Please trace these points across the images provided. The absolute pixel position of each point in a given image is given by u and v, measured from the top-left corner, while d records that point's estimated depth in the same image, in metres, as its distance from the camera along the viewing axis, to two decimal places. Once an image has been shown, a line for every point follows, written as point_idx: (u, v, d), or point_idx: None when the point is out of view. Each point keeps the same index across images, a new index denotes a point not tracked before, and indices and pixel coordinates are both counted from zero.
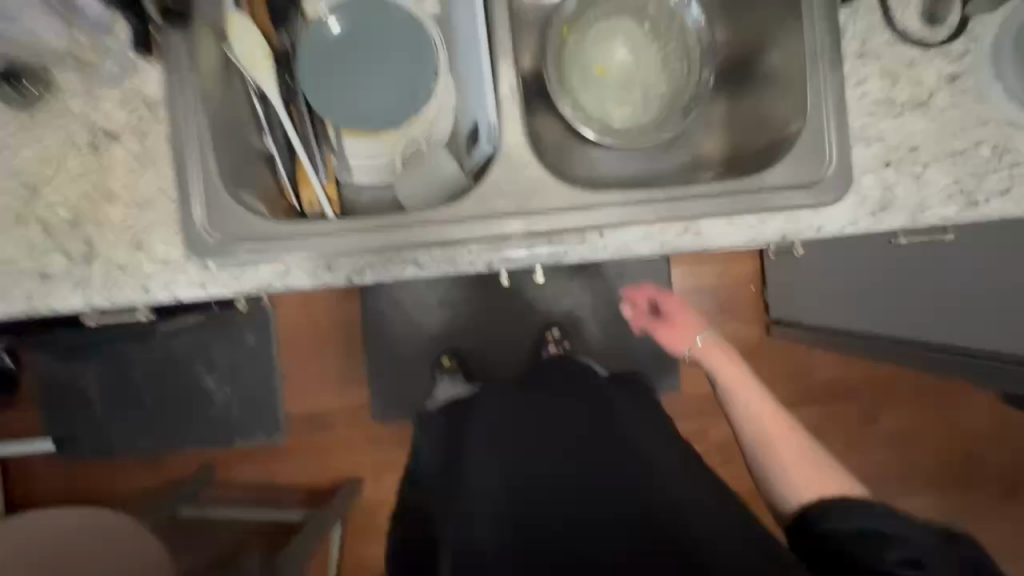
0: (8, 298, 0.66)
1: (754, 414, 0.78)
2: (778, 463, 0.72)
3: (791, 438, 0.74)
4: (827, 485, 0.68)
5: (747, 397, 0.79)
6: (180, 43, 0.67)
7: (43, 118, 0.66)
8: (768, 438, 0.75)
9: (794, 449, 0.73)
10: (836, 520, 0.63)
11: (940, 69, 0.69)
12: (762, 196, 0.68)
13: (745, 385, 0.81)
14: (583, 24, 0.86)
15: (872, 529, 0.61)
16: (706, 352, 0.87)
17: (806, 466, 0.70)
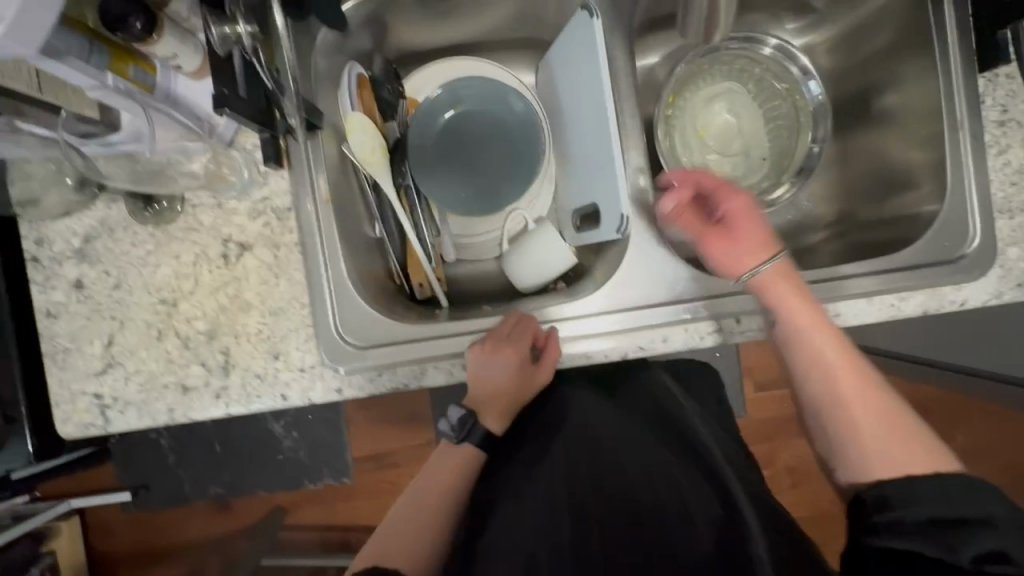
0: (151, 411, 0.67)
1: (819, 360, 0.61)
2: (854, 427, 0.59)
3: (878, 400, 0.60)
4: (916, 462, 0.56)
5: (811, 328, 0.61)
6: (307, 150, 0.66)
7: (179, 235, 0.66)
8: (838, 397, 0.60)
9: (874, 408, 0.59)
10: (898, 505, 0.53)
11: None
12: (902, 274, 0.66)
13: (821, 334, 0.62)
14: (684, 87, 0.83)
15: (948, 519, 0.51)
16: (772, 279, 0.63)
17: (891, 434, 0.58)
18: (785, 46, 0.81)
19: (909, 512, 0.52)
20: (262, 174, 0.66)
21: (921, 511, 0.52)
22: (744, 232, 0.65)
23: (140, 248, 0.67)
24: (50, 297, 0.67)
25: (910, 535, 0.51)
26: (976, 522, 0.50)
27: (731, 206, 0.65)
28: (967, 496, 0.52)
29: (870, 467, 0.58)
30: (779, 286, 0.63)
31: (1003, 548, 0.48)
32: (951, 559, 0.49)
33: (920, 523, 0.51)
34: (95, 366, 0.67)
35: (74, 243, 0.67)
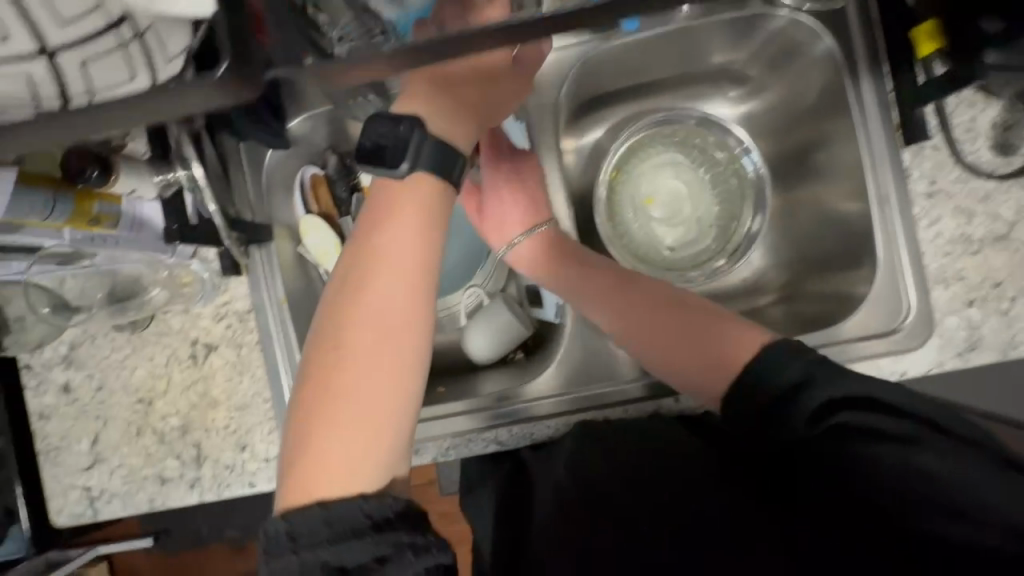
0: (133, 501, 0.73)
1: (603, 298, 0.69)
2: (665, 352, 0.65)
3: (685, 319, 0.65)
4: (747, 345, 0.60)
5: (589, 280, 0.70)
6: (260, 257, 0.72)
7: (151, 339, 0.72)
8: (642, 338, 0.66)
9: (688, 325, 0.65)
10: (767, 398, 0.56)
11: (1019, 199, 0.66)
12: (842, 347, 0.68)
13: (574, 268, 0.72)
14: (630, 163, 0.86)
15: (800, 387, 0.55)
16: (525, 247, 0.74)
17: (671, 334, 0.65)
18: (709, 115, 0.82)
19: (775, 394, 0.55)
20: (223, 280, 0.72)
21: (780, 394, 0.55)
22: (512, 194, 0.74)
23: (118, 353, 0.73)
24: (42, 400, 0.73)
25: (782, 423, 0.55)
26: (807, 386, 0.54)
27: (492, 182, 0.74)
28: (790, 360, 0.56)
29: (716, 377, 0.61)
30: (534, 251, 0.74)
31: (869, 396, 0.53)
32: (830, 428, 0.52)
33: (781, 403, 0.55)
34: (83, 462, 0.73)
35: (61, 350, 0.73)
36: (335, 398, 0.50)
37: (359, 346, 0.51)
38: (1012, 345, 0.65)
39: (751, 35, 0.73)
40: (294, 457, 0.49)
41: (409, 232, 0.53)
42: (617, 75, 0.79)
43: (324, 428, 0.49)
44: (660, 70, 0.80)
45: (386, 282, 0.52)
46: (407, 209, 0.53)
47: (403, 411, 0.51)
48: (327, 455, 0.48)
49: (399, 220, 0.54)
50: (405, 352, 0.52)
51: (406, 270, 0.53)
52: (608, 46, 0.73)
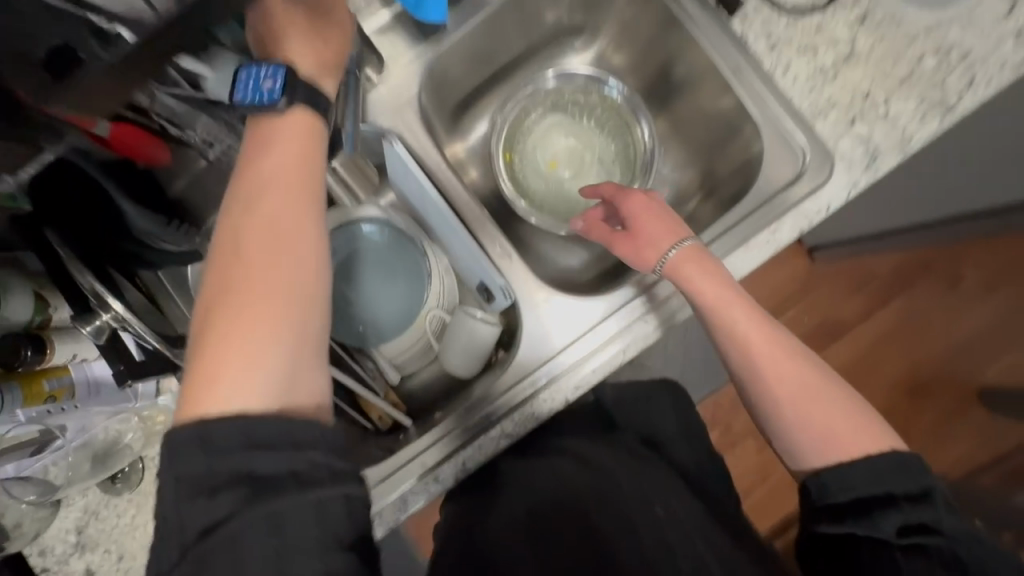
0: None
1: (737, 337, 0.63)
2: (789, 413, 0.61)
3: (821, 387, 0.61)
4: (857, 441, 0.59)
5: (710, 299, 0.64)
6: None
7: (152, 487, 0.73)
8: (757, 374, 0.63)
9: (817, 393, 0.61)
10: (839, 493, 0.57)
11: (847, 18, 0.71)
12: (765, 210, 0.71)
13: (741, 311, 0.63)
14: (519, 140, 0.89)
15: (881, 500, 0.55)
16: (679, 262, 0.65)
17: (812, 405, 0.61)
18: (563, 70, 0.87)
19: (844, 494, 0.57)
20: None
21: (858, 487, 0.56)
22: (653, 214, 0.69)
23: (126, 515, 0.73)
24: None
25: (842, 520, 0.56)
26: (889, 499, 0.55)
27: (628, 208, 0.71)
28: (901, 471, 0.56)
29: (799, 440, 0.61)
30: (687, 270, 0.65)
31: (921, 520, 0.54)
32: (879, 534, 0.54)
33: (854, 503, 0.56)
34: None
35: (71, 538, 0.73)
36: (226, 312, 0.44)
37: (247, 258, 0.46)
38: (904, 140, 0.69)
39: None
40: (190, 382, 0.43)
41: (290, 151, 0.49)
42: (471, 72, 0.84)
43: (223, 346, 0.43)
44: (506, 51, 0.85)
45: (262, 198, 0.47)
46: (293, 129, 0.50)
47: (310, 327, 0.46)
48: (228, 373, 0.43)
49: (264, 141, 0.50)
50: (310, 267, 0.47)
51: (284, 183, 0.48)
52: (444, 49, 0.77)
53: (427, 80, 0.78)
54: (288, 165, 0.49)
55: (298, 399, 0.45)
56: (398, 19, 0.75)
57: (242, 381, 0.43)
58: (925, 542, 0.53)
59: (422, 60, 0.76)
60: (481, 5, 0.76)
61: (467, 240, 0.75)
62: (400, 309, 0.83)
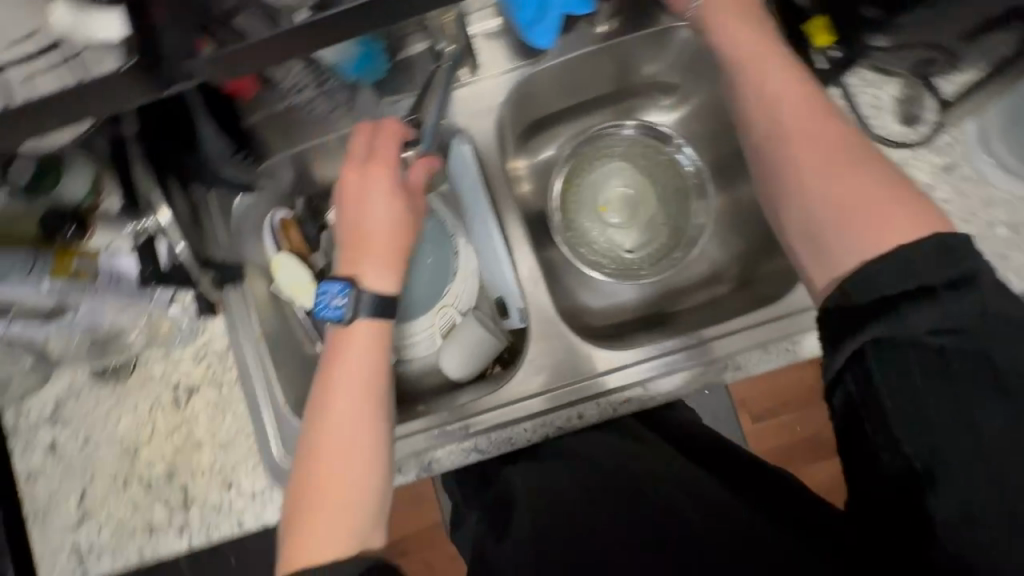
0: (123, 554, 0.73)
1: (778, 110, 0.63)
2: (813, 186, 0.59)
3: (864, 181, 0.57)
4: (895, 229, 0.54)
5: (736, 33, 0.68)
6: (240, 299, 0.76)
7: (134, 386, 0.75)
8: (800, 177, 0.61)
9: (859, 180, 0.57)
10: (864, 295, 0.51)
11: (932, 162, 0.71)
12: (789, 321, 0.72)
13: (773, 67, 0.66)
14: (581, 176, 0.91)
15: (915, 289, 0.49)
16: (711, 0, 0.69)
17: (850, 179, 0.58)
18: (645, 124, 0.89)
19: (872, 289, 0.51)
20: (200, 323, 0.75)
21: (883, 288, 0.50)
22: None
23: (103, 404, 0.75)
24: (29, 462, 0.75)
25: (870, 315, 0.50)
26: (920, 290, 0.49)
27: None
28: (939, 260, 0.50)
29: (835, 233, 0.57)
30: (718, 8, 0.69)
31: (946, 316, 0.48)
32: (910, 333, 0.48)
33: (878, 301, 0.50)
34: (71, 519, 0.74)
35: (47, 409, 0.75)
36: (310, 476, 0.54)
37: (324, 422, 0.56)
38: None
39: (668, 49, 0.81)
40: (289, 534, 0.53)
41: (356, 373, 0.57)
42: (556, 97, 0.85)
43: (313, 502, 0.53)
44: (596, 88, 0.86)
45: (337, 412, 0.56)
46: (361, 339, 0.59)
47: (371, 467, 0.55)
48: (317, 525, 0.53)
49: (339, 367, 0.58)
50: (371, 457, 0.55)
51: (359, 395, 0.56)
52: (541, 68, 0.79)
53: (515, 93, 0.80)
54: (354, 378, 0.57)
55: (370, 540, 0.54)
56: (506, 29, 0.77)
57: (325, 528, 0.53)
58: (955, 345, 0.47)
59: (517, 73, 0.78)
60: (587, 40, 0.77)
61: (501, 250, 0.78)
62: (417, 301, 0.85)
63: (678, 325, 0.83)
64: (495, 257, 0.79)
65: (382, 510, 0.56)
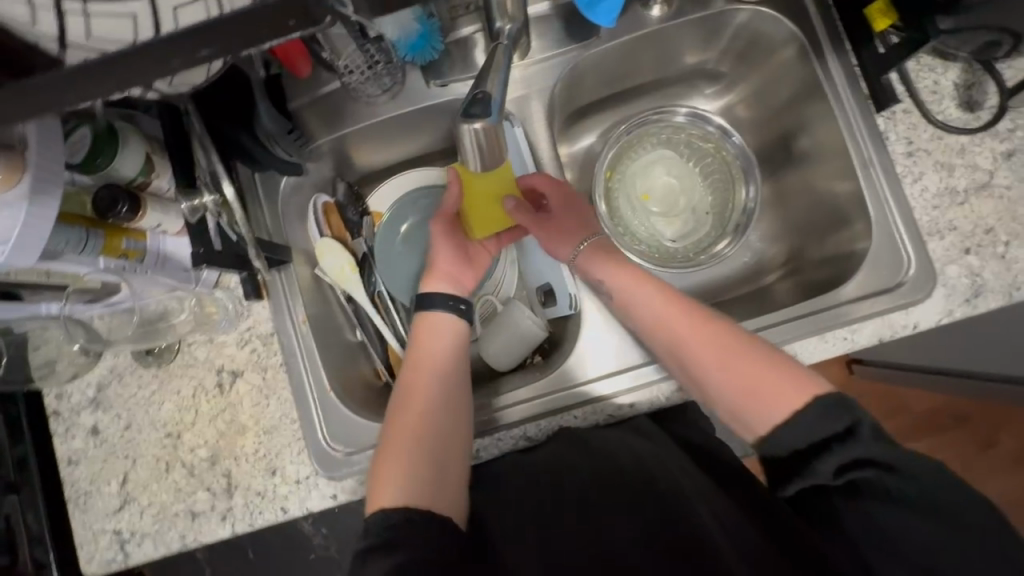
0: (165, 540, 0.72)
1: (653, 321, 0.67)
2: (730, 409, 0.61)
3: (754, 358, 0.61)
4: (789, 399, 0.57)
5: (610, 275, 0.71)
6: (281, 284, 0.75)
7: (178, 370, 0.74)
8: (699, 361, 0.63)
9: (731, 348, 0.62)
10: (787, 444, 0.55)
11: (993, 149, 0.70)
12: (846, 309, 0.70)
13: (642, 283, 0.69)
14: (623, 162, 0.90)
15: (816, 445, 0.54)
16: (590, 257, 0.74)
17: (738, 360, 0.61)
18: (696, 111, 0.88)
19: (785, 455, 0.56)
20: (245, 306, 0.74)
21: (809, 441, 0.54)
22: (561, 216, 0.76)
23: (146, 388, 0.74)
24: (70, 446, 0.74)
25: (794, 479, 0.55)
26: (817, 447, 0.54)
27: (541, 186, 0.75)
28: (824, 420, 0.54)
29: (747, 419, 0.59)
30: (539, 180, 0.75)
31: (856, 456, 0.52)
32: (817, 477, 0.53)
33: (795, 455, 0.55)
34: (113, 504, 0.73)
35: (88, 393, 0.74)
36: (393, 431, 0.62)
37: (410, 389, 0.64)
38: (1014, 285, 0.67)
39: (719, 35, 0.80)
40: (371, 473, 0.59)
41: (441, 353, 0.67)
42: (602, 84, 0.84)
43: (389, 451, 0.60)
44: (641, 75, 0.85)
45: (424, 381, 0.65)
46: (445, 326, 0.69)
47: (451, 443, 0.62)
48: (391, 472, 0.58)
49: (424, 344, 0.68)
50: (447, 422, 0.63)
51: (443, 371, 0.66)
52: (590, 53, 0.78)
53: (565, 79, 0.79)
54: (438, 354, 0.67)
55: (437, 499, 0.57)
56: (556, 10, 0.76)
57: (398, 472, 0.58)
58: (875, 478, 0.51)
59: (566, 57, 0.77)
60: (639, 24, 0.76)
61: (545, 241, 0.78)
62: None
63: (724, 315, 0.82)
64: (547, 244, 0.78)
65: (457, 473, 0.61)
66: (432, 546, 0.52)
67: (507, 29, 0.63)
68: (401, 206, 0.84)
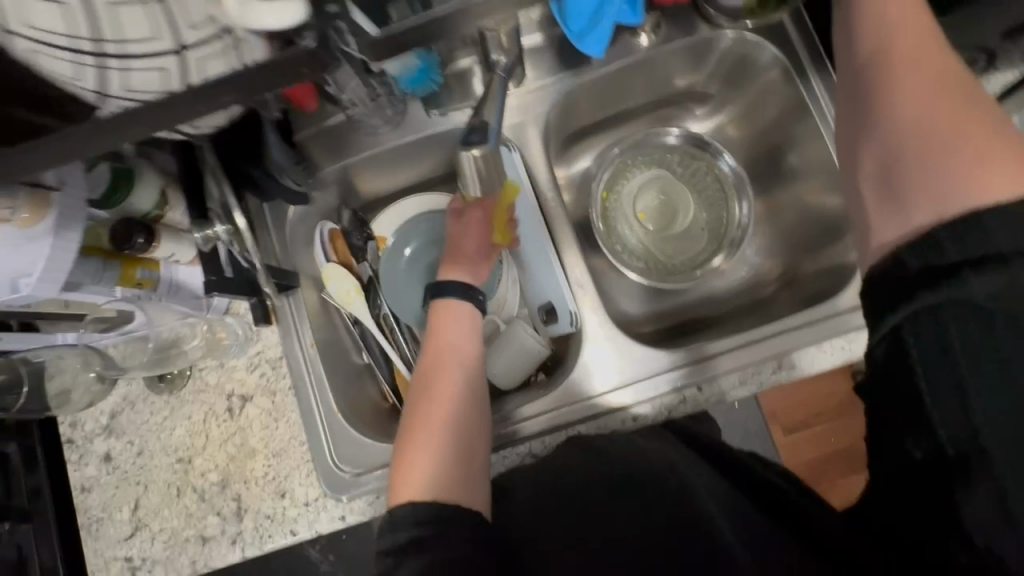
0: (176, 567, 0.72)
1: (885, 39, 0.54)
2: (897, 166, 0.51)
3: (988, 131, 0.47)
4: (998, 179, 0.45)
5: (884, 1, 0.55)
6: (290, 310, 0.77)
7: (189, 395, 0.75)
8: (895, 99, 0.51)
9: (956, 100, 0.49)
10: (952, 253, 0.43)
11: None
12: (839, 320, 0.72)
13: (901, 10, 0.54)
14: (619, 184, 0.92)
15: (979, 257, 0.42)
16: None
17: (958, 116, 0.48)
18: (687, 131, 0.89)
19: (943, 257, 0.44)
20: (254, 331, 0.77)
21: (946, 256, 0.44)
22: None
23: (158, 414, 0.75)
24: (84, 472, 0.75)
25: (934, 284, 0.44)
26: (978, 259, 0.42)
27: None
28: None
29: (914, 181, 0.49)
30: None
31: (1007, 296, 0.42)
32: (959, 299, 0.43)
33: (945, 267, 0.44)
34: (124, 531, 0.74)
35: (102, 420, 0.76)
36: (417, 426, 0.61)
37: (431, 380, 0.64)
38: None
39: (706, 60, 0.83)
40: (397, 471, 0.58)
41: (455, 344, 0.67)
42: (595, 108, 0.88)
43: (415, 446, 0.59)
44: (633, 98, 0.89)
45: (443, 374, 0.65)
46: (458, 315, 0.69)
47: (468, 432, 0.61)
48: (419, 468, 0.57)
49: (440, 333, 0.68)
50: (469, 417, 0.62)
51: (461, 364, 0.66)
52: (582, 79, 0.81)
53: (559, 104, 0.82)
54: (453, 344, 0.67)
55: (464, 495, 0.56)
56: (550, 41, 0.80)
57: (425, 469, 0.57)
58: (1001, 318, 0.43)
59: (559, 84, 0.80)
60: (628, 51, 0.80)
61: (548, 258, 0.80)
62: None
63: (724, 328, 0.83)
64: (547, 265, 0.81)
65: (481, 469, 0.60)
66: (467, 542, 0.51)
67: (502, 60, 0.67)
68: (404, 230, 0.87)
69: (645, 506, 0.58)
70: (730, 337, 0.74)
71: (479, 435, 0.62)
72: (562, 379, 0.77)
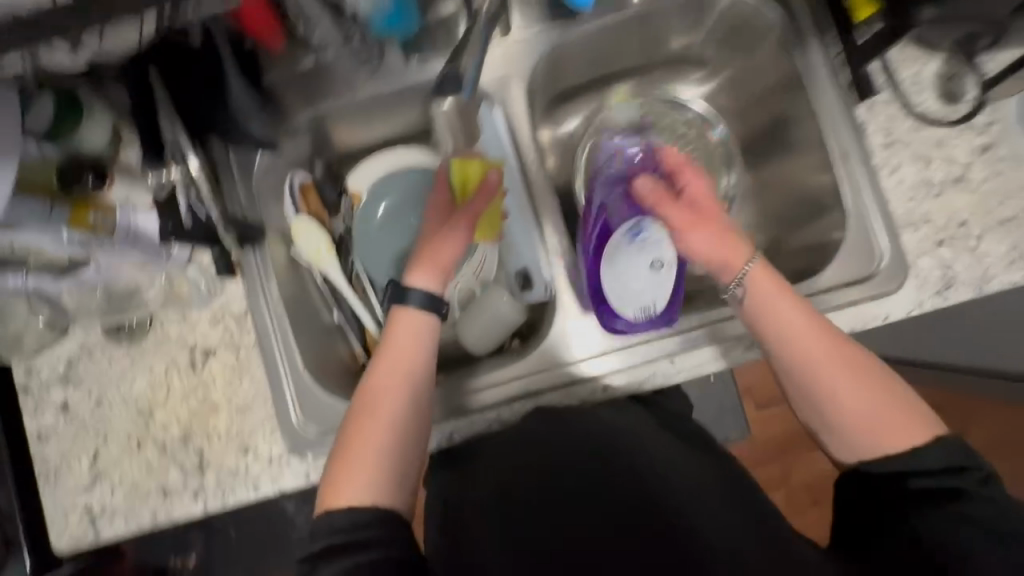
0: (137, 517, 0.72)
1: (801, 350, 0.62)
2: (840, 445, 0.62)
3: (890, 395, 0.60)
4: (909, 434, 0.59)
5: (800, 335, 0.63)
6: (257, 263, 0.74)
7: (150, 347, 0.73)
8: (828, 401, 0.61)
9: (858, 380, 0.61)
10: (925, 461, 0.57)
11: (970, 142, 0.70)
12: (816, 299, 0.71)
13: (788, 305, 0.63)
14: (605, 149, 0.89)
15: (934, 472, 0.56)
16: (756, 287, 0.65)
17: (868, 397, 0.60)
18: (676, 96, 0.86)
19: (919, 480, 0.56)
20: (218, 285, 0.74)
21: (910, 465, 0.57)
22: None
23: (117, 366, 0.73)
24: (40, 421, 0.73)
25: (884, 472, 0.58)
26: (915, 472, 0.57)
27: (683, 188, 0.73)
28: (942, 457, 0.56)
29: (865, 451, 0.60)
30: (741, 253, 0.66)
31: (961, 487, 0.55)
32: (940, 491, 0.55)
33: (904, 476, 0.57)
34: (83, 481, 0.72)
35: (59, 368, 0.74)
36: (355, 434, 0.61)
37: (376, 389, 0.63)
38: (985, 276, 0.67)
39: (703, 20, 0.79)
40: (330, 474, 0.59)
41: (407, 350, 0.64)
42: (584, 67, 0.84)
43: (351, 453, 0.59)
44: (625, 59, 0.85)
45: (388, 382, 0.63)
46: (412, 324, 0.65)
47: (408, 444, 0.61)
48: (351, 478, 0.58)
49: (393, 339, 0.65)
50: (409, 427, 0.62)
51: (407, 373, 0.63)
52: (572, 35, 0.77)
53: (547, 59, 0.78)
54: (404, 351, 0.64)
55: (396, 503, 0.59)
56: None
57: (358, 478, 0.58)
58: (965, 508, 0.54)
59: (547, 38, 0.76)
60: (622, 5, 0.75)
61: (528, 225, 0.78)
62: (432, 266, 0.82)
63: (702, 303, 0.83)
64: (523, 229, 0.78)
65: (415, 474, 0.62)
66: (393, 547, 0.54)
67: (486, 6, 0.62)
68: (376, 185, 0.84)
69: (619, 507, 0.59)
70: (691, 318, 0.74)
71: (418, 442, 0.63)
72: (537, 349, 0.75)
